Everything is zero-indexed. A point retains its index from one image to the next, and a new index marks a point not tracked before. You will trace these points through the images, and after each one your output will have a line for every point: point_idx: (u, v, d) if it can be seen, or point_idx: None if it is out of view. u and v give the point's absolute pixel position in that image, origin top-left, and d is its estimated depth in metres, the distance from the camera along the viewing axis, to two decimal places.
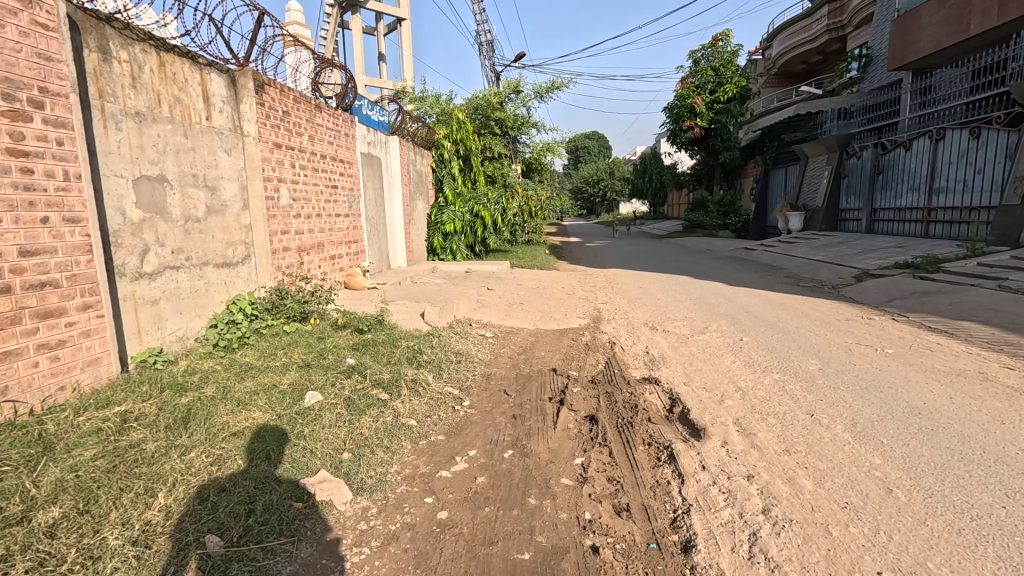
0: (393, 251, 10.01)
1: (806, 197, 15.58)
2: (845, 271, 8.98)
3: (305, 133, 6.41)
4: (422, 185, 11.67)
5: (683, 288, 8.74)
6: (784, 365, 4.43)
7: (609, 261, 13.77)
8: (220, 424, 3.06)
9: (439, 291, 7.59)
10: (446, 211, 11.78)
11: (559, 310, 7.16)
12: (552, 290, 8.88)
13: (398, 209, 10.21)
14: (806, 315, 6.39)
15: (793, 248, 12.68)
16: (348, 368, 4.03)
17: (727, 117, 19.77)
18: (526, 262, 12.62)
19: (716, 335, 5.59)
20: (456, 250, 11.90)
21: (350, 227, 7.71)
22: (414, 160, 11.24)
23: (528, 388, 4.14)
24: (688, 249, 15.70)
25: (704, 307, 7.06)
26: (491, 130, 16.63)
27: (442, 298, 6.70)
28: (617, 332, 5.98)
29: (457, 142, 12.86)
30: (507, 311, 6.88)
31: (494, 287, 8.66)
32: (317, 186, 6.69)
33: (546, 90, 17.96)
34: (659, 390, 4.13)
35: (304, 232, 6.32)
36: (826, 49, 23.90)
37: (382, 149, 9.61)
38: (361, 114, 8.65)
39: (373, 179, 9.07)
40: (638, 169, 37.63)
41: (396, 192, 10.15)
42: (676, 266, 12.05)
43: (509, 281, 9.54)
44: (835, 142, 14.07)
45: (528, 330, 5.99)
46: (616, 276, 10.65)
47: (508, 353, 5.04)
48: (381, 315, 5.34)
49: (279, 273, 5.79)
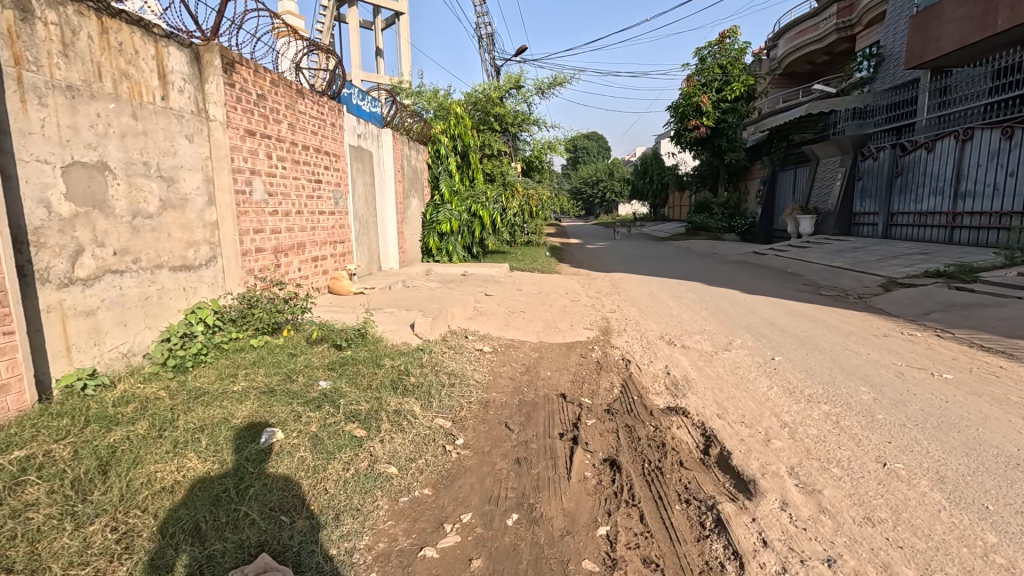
0: (385, 252, 9.35)
1: (817, 200, 14.98)
2: (870, 280, 8.37)
3: (284, 120, 5.74)
4: (416, 183, 11.01)
5: (695, 295, 8.13)
6: (832, 393, 3.80)
7: (612, 264, 13.14)
8: (145, 476, 2.39)
9: (433, 297, 6.93)
10: (442, 209, 11.11)
11: (564, 319, 6.53)
12: (555, 296, 8.24)
13: (390, 207, 9.56)
14: (838, 329, 5.77)
15: (807, 252, 12.08)
16: (319, 396, 3.36)
17: (734, 116, 19.17)
18: (526, 264, 11.98)
19: (742, 352, 4.97)
20: (453, 251, 11.24)
21: (335, 226, 7.05)
22: (408, 155, 10.57)
23: (535, 420, 3.49)
24: (693, 253, 15.09)
25: (723, 318, 6.44)
26: (490, 126, 15.98)
27: (433, 306, 6.05)
28: (630, 347, 5.34)
29: (455, 137, 12.21)
30: (507, 321, 6.24)
31: (493, 293, 8.01)
32: (298, 180, 6.02)
33: (547, 85, 17.32)
34: (688, 425, 3.48)
35: (282, 232, 5.65)
36: (834, 50, 23.34)
37: (374, 143, 8.96)
38: (351, 104, 8.00)
39: (363, 174, 8.41)
40: (639, 170, 37.01)
41: (388, 190, 9.51)
42: (683, 270, 11.43)
43: (508, 286, 8.88)
44: (850, 143, 13.49)
45: (531, 344, 5.35)
46: (622, 280, 10.01)
47: (509, 373, 4.40)
48: (364, 328, 4.68)
49: (250, 277, 5.13)
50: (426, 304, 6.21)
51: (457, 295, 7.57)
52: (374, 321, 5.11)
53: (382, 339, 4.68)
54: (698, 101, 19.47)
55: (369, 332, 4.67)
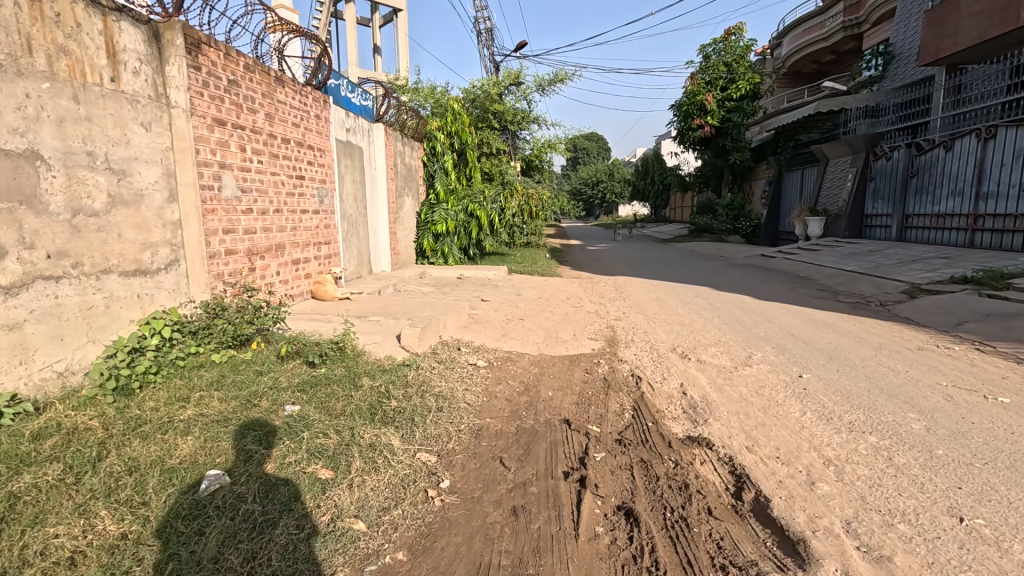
0: (376, 254, 8.84)
1: (826, 201, 14.49)
2: (890, 285, 7.88)
3: (260, 110, 5.23)
4: (411, 182, 10.52)
5: (705, 301, 7.64)
6: (877, 421, 3.31)
7: (615, 266, 12.65)
8: (43, 541, 1.89)
9: (425, 303, 6.43)
10: (437, 209, 10.61)
11: (566, 329, 6.03)
12: (556, 301, 7.74)
13: (382, 206, 9.05)
14: (867, 341, 5.27)
15: (818, 256, 11.59)
16: (281, 429, 2.85)
17: (739, 115, 18.68)
18: (526, 267, 11.49)
19: (765, 368, 4.47)
20: (449, 253, 10.74)
21: (320, 226, 6.55)
22: (402, 153, 10.07)
23: (535, 454, 2.99)
24: (699, 255, 14.59)
25: (738, 328, 5.94)
26: (489, 124, 15.52)
27: (424, 313, 5.55)
28: (640, 361, 4.84)
29: (451, 134, 11.73)
30: (505, 330, 5.74)
31: (489, 298, 7.49)
32: (277, 175, 5.52)
33: (548, 82, 16.84)
34: (714, 461, 2.97)
35: (258, 232, 5.15)
36: (840, 48, 22.89)
37: (364, 139, 8.45)
38: (340, 96, 7.51)
39: (353, 171, 7.91)
40: (639, 171, 36.54)
41: (380, 188, 9.00)
42: (689, 273, 10.95)
43: (506, 290, 8.38)
44: (861, 143, 13.00)
45: (530, 358, 4.85)
46: (626, 284, 9.52)
47: (505, 394, 3.89)
48: (342, 341, 4.16)
49: (220, 282, 4.61)
50: (416, 311, 5.71)
51: (451, 300, 7.06)
52: (356, 332, 4.60)
53: (363, 353, 4.16)
54: (702, 99, 18.98)
55: (349, 346, 4.15)
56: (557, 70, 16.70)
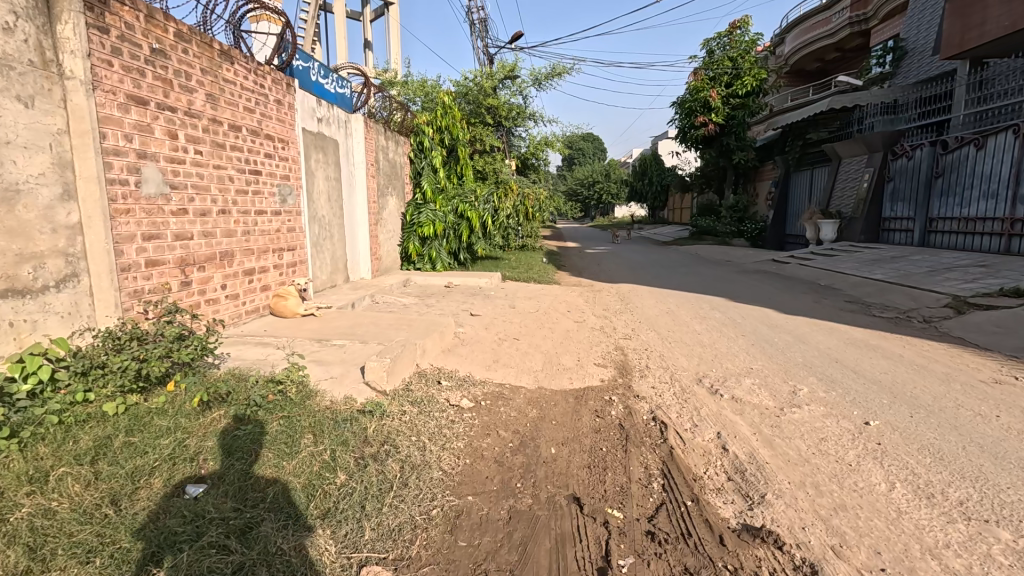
0: (354, 260, 7.92)
1: (839, 203, 13.68)
2: (929, 297, 7.06)
3: (199, 89, 4.30)
4: (395, 180, 9.61)
5: (724, 316, 6.78)
6: (1001, 504, 2.43)
7: (617, 272, 11.78)
8: None
9: (402, 319, 5.53)
10: (424, 209, 9.69)
11: (568, 351, 5.14)
12: (556, 314, 6.86)
13: (361, 207, 8.13)
14: (928, 370, 4.43)
15: (836, 262, 10.77)
16: (154, 545, 1.91)
17: (744, 113, 17.86)
18: (521, 273, 10.60)
19: (819, 411, 3.59)
20: (437, 257, 9.79)
21: (283, 229, 5.62)
22: (386, 148, 9.15)
23: (534, 564, 2.09)
24: (704, 260, 13.73)
25: (769, 352, 5.08)
26: (482, 119, 14.74)
27: (399, 335, 4.64)
28: (661, 399, 3.95)
29: (441, 129, 10.83)
30: (496, 355, 4.86)
31: (480, 311, 6.58)
32: (223, 169, 4.58)
33: (544, 76, 15.97)
34: (788, 573, 2.06)
35: (194, 237, 4.22)
36: (844, 46, 22.17)
37: (340, 131, 7.52)
38: (309, 80, 6.58)
39: (325, 166, 6.98)
40: (636, 171, 35.72)
41: (359, 187, 8.09)
42: (698, 280, 10.10)
43: (499, 301, 7.48)
44: (879, 141, 12.18)
45: (526, 394, 3.96)
46: (631, 294, 8.66)
47: (494, 453, 2.98)
48: (285, 379, 3.24)
49: (138, 302, 3.67)
50: (389, 332, 4.79)
51: (434, 315, 6.14)
52: (306, 368, 3.66)
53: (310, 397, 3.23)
54: (706, 95, 18.17)
55: (291, 388, 3.22)
56: (554, 64, 15.83)
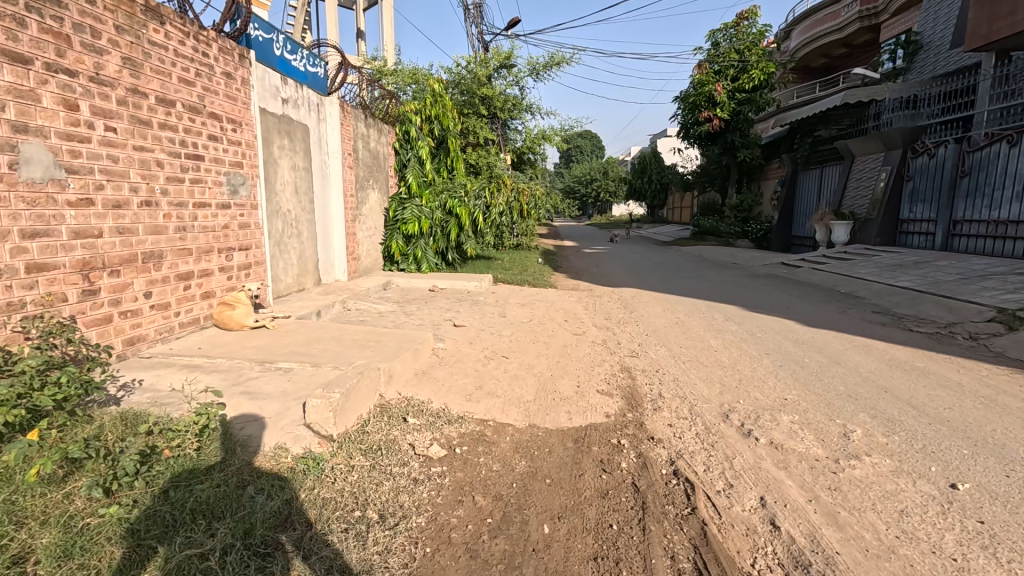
0: (327, 260, 7.11)
1: (851, 203, 12.94)
2: (969, 309, 6.31)
3: (112, 50, 3.46)
4: (377, 173, 8.78)
5: (742, 328, 6.01)
6: None
7: (618, 274, 10.99)
8: None
9: (371, 331, 4.72)
10: (408, 205, 8.83)
11: (565, 374, 4.34)
12: (551, 325, 6.07)
13: (336, 201, 7.31)
14: (1002, 405, 3.67)
15: (853, 266, 10.03)
16: None
17: (751, 108, 17.08)
18: (515, 274, 9.80)
19: (886, 467, 2.81)
20: (423, 257, 8.95)
21: (233, 226, 4.80)
22: (366, 136, 8.31)
23: None
24: (709, 262, 12.97)
25: (803, 378, 4.30)
26: (476, 110, 13.90)
27: (361, 356, 3.82)
28: (682, 444, 3.17)
29: (430, 119, 10.00)
30: (479, 380, 4.06)
31: (466, 322, 5.76)
32: (147, 151, 3.76)
33: (542, 66, 15.14)
34: None
35: (104, 235, 3.40)
36: (853, 41, 21.40)
37: (311, 115, 6.69)
38: (272, 56, 5.73)
39: (291, 154, 6.15)
40: (635, 169, 34.87)
41: (334, 179, 7.26)
42: (707, 285, 9.32)
43: (488, 307, 6.68)
44: (898, 137, 11.43)
45: (514, 436, 3.17)
46: (635, 300, 7.89)
47: (466, 538, 2.19)
48: (182, 430, 2.42)
49: (15, 318, 2.84)
50: (350, 351, 3.97)
51: (411, 327, 5.33)
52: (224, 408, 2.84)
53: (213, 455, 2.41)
54: (711, 89, 17.39)
55: (190, 442, 2.40)
56: (553, 53, 15.00)
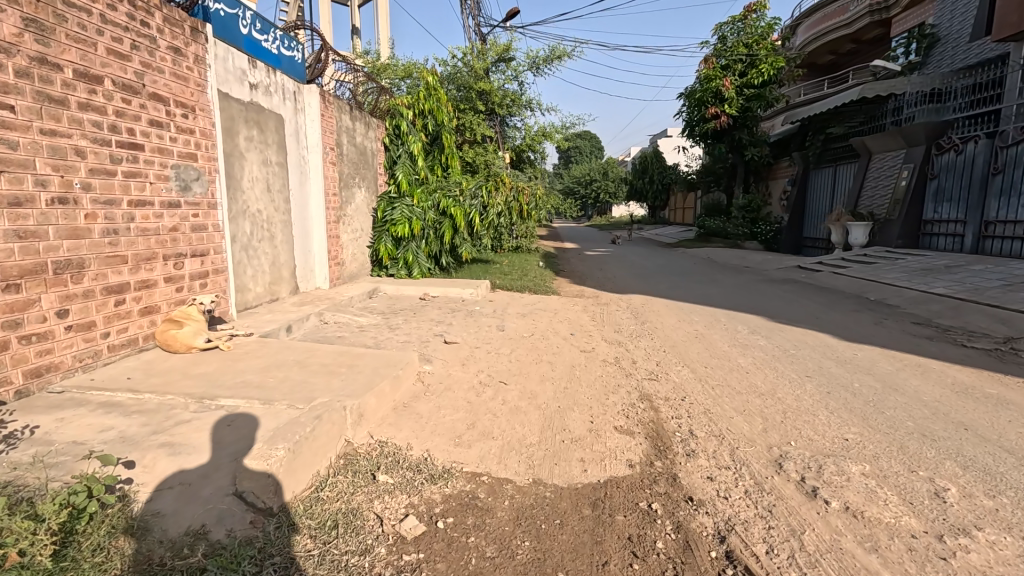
0: (305, 266, 6.39)
1: (869, 204, 12.27)
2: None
3: (8, 8, 2.75)
4: (365, 170, 8.06)
5: (774, 345, 5.28)
6: None
7: (624, 279, 10.27)
8: None
9: (345, 352, 4.00)
10: (398, 205, 8.12)
11: (576, 406, 3.63)
12: (556, 340, 5.35)
13: (316, 200, 6.60)
14: None
15: (877, 270, 9.34)
16: None
17: (760, 105, 16.41)
18: (514, 279, 9.09)
19: (1009, 550, 2.12)
20: (414, 262, 8.22)
21: (184, 229, 4.09)
22: (352, 130, 7.60)
23: None
24: (720, 265, 12.26)
25: (860, 411, 3.59)
26: (473, 106, 13.20)
27: (326, 390, 3.10)
28: (731, 510, 2.46)
29: (424, 113, 9.29)
30: (472, 416, 3.33)
31: (459, 337, 5.05)
32: (60, 136, 3.05)
33: (542, 60, 14.45)
34: None
35: None
36: (862, 37, 20.73)
37: (285, 104, 5.98)
38: (236, 33, 5.02)
39: (260, 147, 5.43)
40: (636, 170, 34.14)
41: (314, 176, 6.55)
42: (722, 291, 8.61)
43: (484, 319, 5.97)
44: (921, 133, 10.76)
45: (515, 501, 2.46)
46: (646, 309, 7.18)
47: None
48: (37, 523, 1.70)
49: None
50: (314, 382, 3.25)
51: (394, 345, 4.60)
52: (123, 473, 2.12)
53: (75, 568, 1.68)
54: (719, 85, 16.70)
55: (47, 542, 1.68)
56: (554, 47, 14.31)
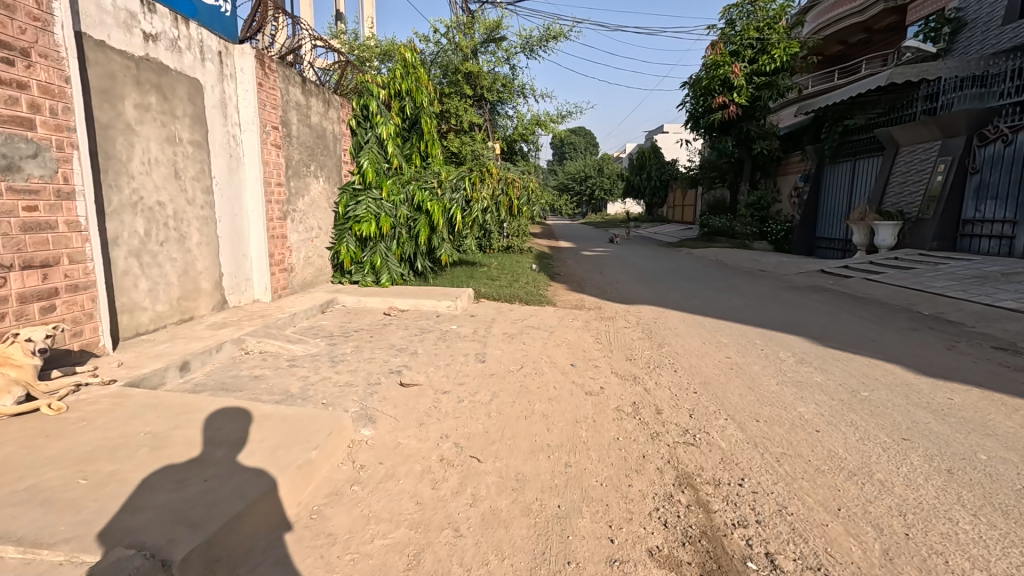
0: (237, 276, 5.07)
1: (896, 202, 11.11)
2: None
3: None
4: (323, 157, 6.72)
5: (838, 384, 4.04)
6: None
7: (628, 285, 9.01)
8: None
9: (243, 414, 2.70)
10: (363, 198, 6.79)
11: (585, 506, 2.36)
12: (553, 375, 4.09)
13: (253, 192, 5.27)
14: None
15: (919, 276, 8.15)
16: None
17: (771, 94, 15.22)
18: (503, 286, 7.83)
19: None
20: (383, 267, 6.90)
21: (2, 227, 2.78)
22: (306, 107, 6.26)
23: None
24: (732, 269, 11.03)
25: (1019, 514, 2.35)
26: (459, 89, 11.91)
27: (160, 516, 1.81)
28: None
29: (401, 95, 8.37)
30: (419, 539, 2.05)
31: (424, 375, 3.76)
32: None
33: (536, 41, 13.17)
34: None
35: None
36: (874, 26, 19.56)
37: (205, 68, 4.63)
38: None
39: (163, 118, 4.10)
40: (632, 166, 32.87)
41: (251, 162, 5.22)
42: (744, 301, 7.37)
43: (461, 343, 4.69)
44: (962, 122, 9.63)
45: None
46: (660, 326, 5.93)
47: None
48: None
49: None
50: (151, 494, 1.94)
51: (328, 393, 3.31)
52: None
53: None
54: (727, 72, 15.46)
55: None
56: (549, 26, 13.04)
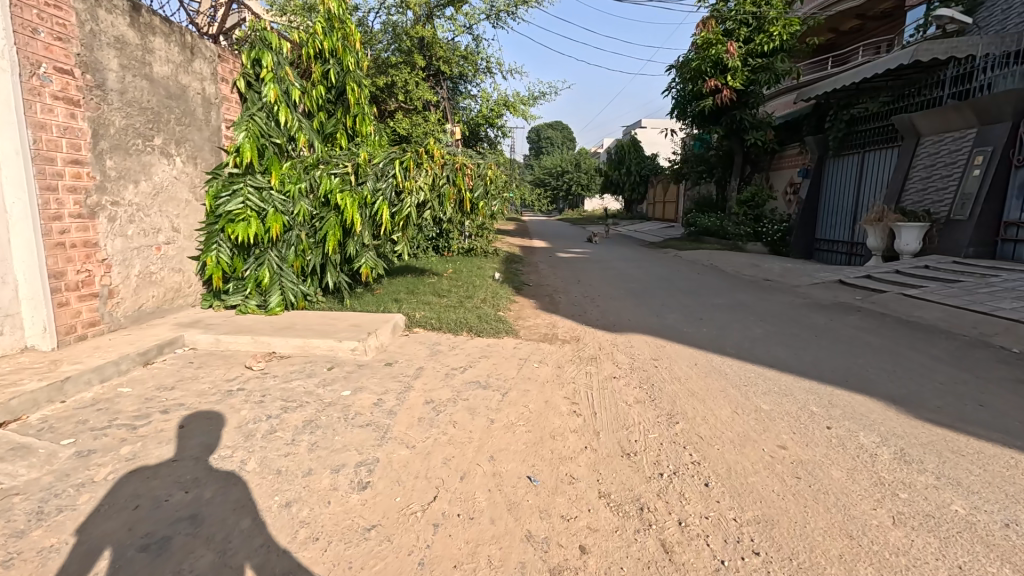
0: None
1: (919, 199, 9.58)
2: None
3: None
4: (181, 127, 4.64)
5: (1006, 528, 2.23)
6: None
7: (614, 300, 7.19)
8: None
9: None
10: (242, 186, 4.74)
11: None
12: (492, 520, 2.17)
13: (9, 175, 3.21)
14: None
15: (974, 293, 6.52)
16: None
17: (768, 77, 13.58)
18: (450, 306, 5.91)
19: None
20: (273, 284, 4.88)
21: None
22: (143, 50, 4.18)
23: None
24: (734, 277, 9.31)
25: None
26: (410, 59, 9.94)
27: None
28: None
29: (322, 56, 6.40)
30: None
31: (212, 557, 1.80)
32: None
33: (503, 7, 11.21)
34: None
35: None
36: (868, 12, 18.20)
37: None
38: None
39: None
40: (610, 161, 31.08)
41: (5, 123, 3.16)
42: (768, 328, 5.59)
43: (341, 436, 2.73)
44: (1008, 105, 8.11)
45: None
46: (667, 377, 4.09)
47: None
48: None
49: None
50: None
51: None
52: None
53: None
54: (720, 51, 13.74)
55: None
56: None
